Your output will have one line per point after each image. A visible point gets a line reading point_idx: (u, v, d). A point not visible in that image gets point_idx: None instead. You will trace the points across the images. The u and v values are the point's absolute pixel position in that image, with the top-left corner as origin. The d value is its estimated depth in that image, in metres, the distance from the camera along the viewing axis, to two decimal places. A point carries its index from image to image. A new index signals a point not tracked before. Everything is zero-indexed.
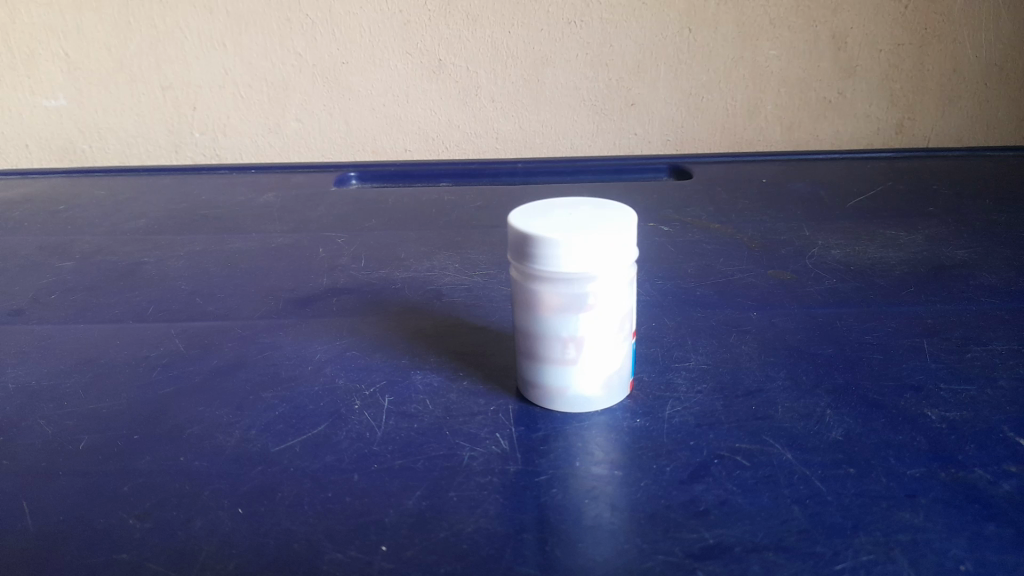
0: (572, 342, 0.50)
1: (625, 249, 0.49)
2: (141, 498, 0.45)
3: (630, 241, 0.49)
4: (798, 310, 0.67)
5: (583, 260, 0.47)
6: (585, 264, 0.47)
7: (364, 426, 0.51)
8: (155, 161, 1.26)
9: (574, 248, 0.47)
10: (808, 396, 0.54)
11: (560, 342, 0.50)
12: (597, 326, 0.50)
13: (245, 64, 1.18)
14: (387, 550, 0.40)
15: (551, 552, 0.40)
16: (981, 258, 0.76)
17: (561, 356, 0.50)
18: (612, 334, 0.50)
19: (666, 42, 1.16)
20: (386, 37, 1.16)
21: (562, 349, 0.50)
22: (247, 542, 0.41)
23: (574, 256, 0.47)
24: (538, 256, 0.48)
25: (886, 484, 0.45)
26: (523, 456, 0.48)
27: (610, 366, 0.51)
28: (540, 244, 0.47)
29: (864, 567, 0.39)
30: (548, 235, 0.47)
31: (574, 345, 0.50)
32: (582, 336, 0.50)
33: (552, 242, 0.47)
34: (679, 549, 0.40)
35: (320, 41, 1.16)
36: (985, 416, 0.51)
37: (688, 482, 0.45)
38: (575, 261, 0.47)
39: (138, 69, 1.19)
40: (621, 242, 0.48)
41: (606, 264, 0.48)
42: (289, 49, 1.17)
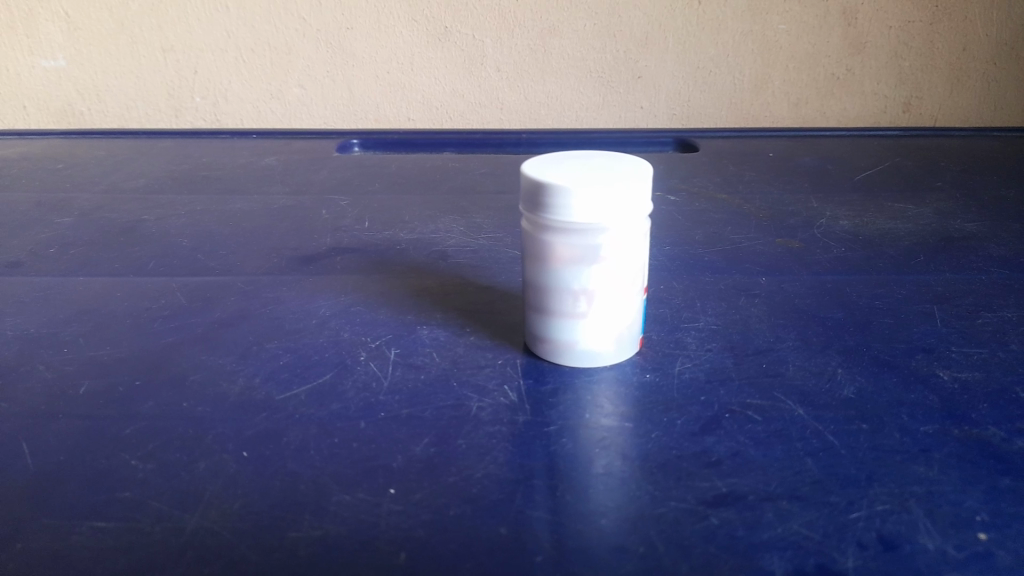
0: (582, 295, 0.49)
1: (640, 200, 0.48)
2: (144, 440, 0.44)
3: (645, 193, 0.49)
4: (807, 276, 0.66)
5: (597, 210, 0.46)
6: (598, 214, 0.46)
7: (370, 376, 0.51)
8: (154, 126, 1.25)
9: (588, 197, 0.46)
10: (819, 356, 0.53)
11: (571, 294, 0.49)
12: (609, 279, 0.49)
13: (247, 28, 1.17)
14: (395, 492, 0.40)
15: (562, 497, 0.40)
16: (991, 231, 0.75)
17: (571, 309, 0.50)
18: (624, 288, 0.50)
19: (675, 14, 1.15)
20: (392, 3, 1.14)
21: (572, 303, 0.49)
22: (253, 483, 0.41)
23: (589, 205, 0.46)
24: (550, 205, 0.47)
25: (899, 439, 0.44)
26: (532, 407, 0.47)
27: (620, 320, 0.50)
28: (554, 193, 0.46)
29: (879, 516, 0.38)
30: (561, 183, 0.46)
31: (585, 298, 0.49)
32: (592, 289, 0.49)
33: (566, 190, 0.46)
34: (692, 497, 0.40)
35: (324, 6, 1.15)
36: (997, 377, 0.50)
37: (700, 434, 0.45)
38: (589, 210, 0.46)
39: (139, 31, 1.18)
40: (636, 193, 0.47)
41: (620, 215, 0.47)
42: (293, 13, 1.15)
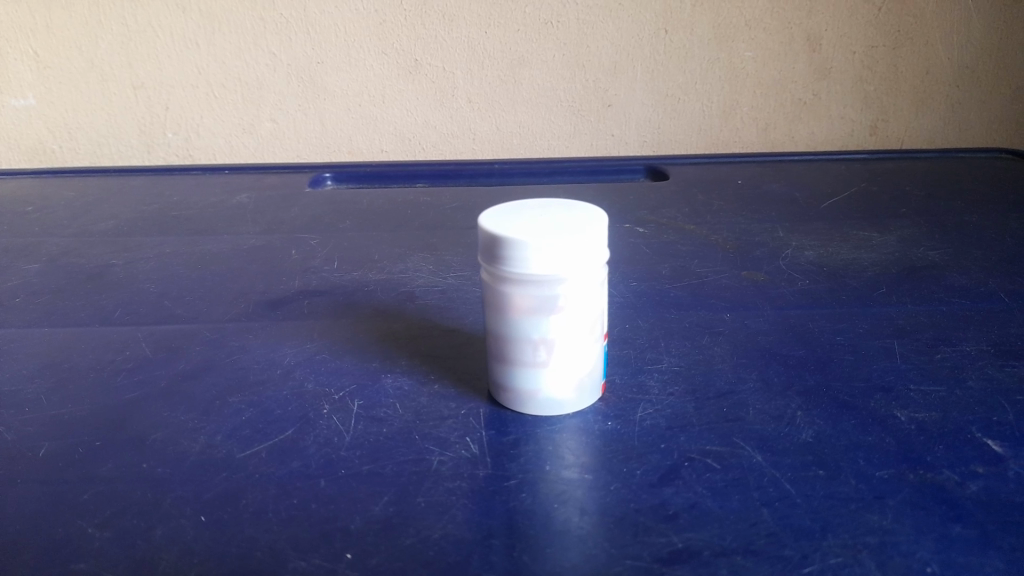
0: (542, 345, 0.49)
1: (596, 250, 0.48)
2: (101, 506, 0.44)
3: (602, 242, 0.48)
4: (771, 312, 0.67)
5: (554, 262, 0.46)
6: (555, 266, 0.46)
7: (333, 431, 0.51)
8: (127, 161, 1.25)
9: (544, 251, 0.46)
10: (779, 398, 0.54)
11: (531, 344, 0.49)
12: (569, 328, 0.49)
13: (217, 64, 1.17)
14: (353, 557, 0.40)
15: (518, 558, 0.40)
16: (953, 259, 0.76)
17: (532, 359, 0.49)
18: (584, 336, 0.49)
19: (643, 42, 1.16)
20: (362, 37, 1.15)
21: (533, 353, 0.49)
22: (210, 550, 0.41)
23: (546, 258, 0.46)
24: (506, 258, 0.47)
25: (854, 485, 0.45)
26: (493, 460, 0.47)
27: (582, 368, 0.50)
28: (510, 246, 0.46)
29: (832, 569, 0.39)
30: (516, 237, 0.46)
31: (545, 347, 0.49)
32: (552, 338, 0.49)
33: (522, 244, 0.46)
34: (648, 554, 0.40)
35: (294, 41, 1.15)
36: (953, 417, 0.51)
37: (658, 485, 0.45)
38: (545, 263, 0.46)
39: (108, 68, 1.18)
40: (593, 243, 0.47)
41: (577, 266, 0.47)
42: (263, 48, 1.16)
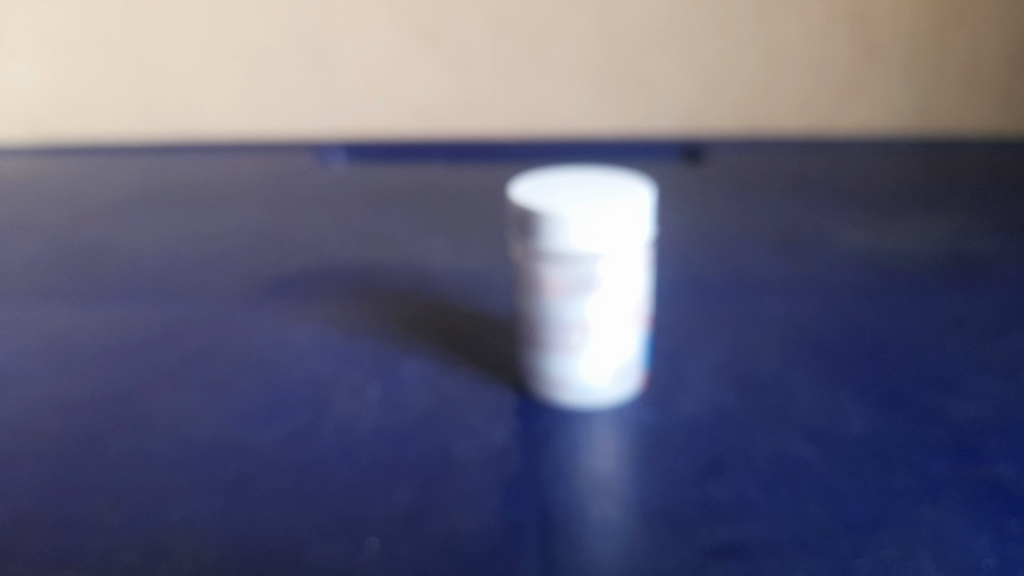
0: (577, 328, 0.46)
1: (637, 225, 0.45)
2: (115, 486, 0.42)
3: (643, 217, 0.45)
4: (809, 300, 0.65)
5: (591, 237, 0.43)
6: (592, 242, 0.43)
7: (355, 414, 0.49)
8: (123, 140, 1.18)
9: (582, 224, 0.43)
10: (821, 387, 0.51)
11: (567, 326, 0.46)
12: (606, 310, 0.46)
13: (221, 34, 1.09)
14: (379, 544, 0.38)
15: (553, 548, 0.38)
16: (1001, 250, 0.74)
17: (567, 343, 0.47)
18: (623, 319, 0.47)
19: (682, 14, 1.06)
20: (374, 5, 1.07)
21: (568, 336, 0.46)
22: (228, 533, 0.39)
23: (583, 232, 0.43)
24: (540, 233, 0.44)
25: (905, 478, 0.43)
26: (524, 447, 0.45)
27: (621, 353, 0.47)
28: (544, 221, 0.43)
29: (885, 564, 0.37)
30: (552, 210, 0.43)
31: (580, 330, 0.46)
32: (587, 321, 0.46)
33: (558, 217, 0.43)
34: (689, 546, 0.38)
35: (302, 10, 1.07)
36: (1008, 408, 0.49)
37: (698, 475, 0.43)
38: (582, 238, 0.43)
39: (104, 38, 1.11)
40: (636, 217, 0.44)
41: (617, 242, 0.44)
42: (269, 18, 1.08)
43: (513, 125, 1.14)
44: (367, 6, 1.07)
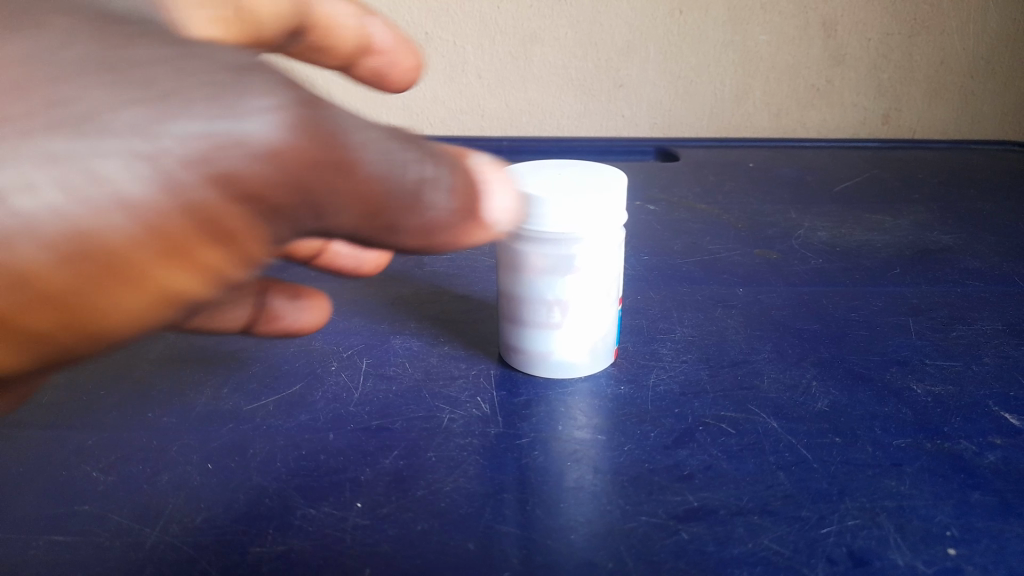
0: (557, 305, 0.49)
1: (616, 209, 0.47)
2: (106, 452, 0.43)
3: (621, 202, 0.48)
4: (784, 288, 0.67)
5: (572, 220, 0.45)
6: (573, 225, 0.45)
7: (341, 387, 0.50)
8: None
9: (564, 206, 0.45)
10: (793, 368, 0.53)
11: (547, 304, 0.49)
12: (584, 290, 0.48)
13: None
14: (362, 507, 0.39)
15: (531, 512, 0.39)
16: (966, 242, 0.77)
17: (547, 319, 0.49)
18: (600, 299, 0.49)
19: (657, 23, 1.20)
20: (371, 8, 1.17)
21: (548, 312, 0.49)
22: (216, 496, 0.40)
23: (564, 214, 0.45)
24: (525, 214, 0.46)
25: (872, 452, 0.44)
26: (505, 419, 0.47)
27: (596, 331, 0.50)
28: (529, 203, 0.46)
29: (850, 530, 0.38)
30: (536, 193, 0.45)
31: (559, 308, 0.49)
32: (566, 299, 0.48)
33: (542, 199, 0.45)
34: (662, 511, 0.39)
35: None
36: (970, 391, 0.51)
37: (673, 447, 0.44)
38: (564, 220, 0.45)
39: None
40: (615, 202, 0.47)
41: (597, 225, 0.46)
42: None
43: (500, 126, 1.26)
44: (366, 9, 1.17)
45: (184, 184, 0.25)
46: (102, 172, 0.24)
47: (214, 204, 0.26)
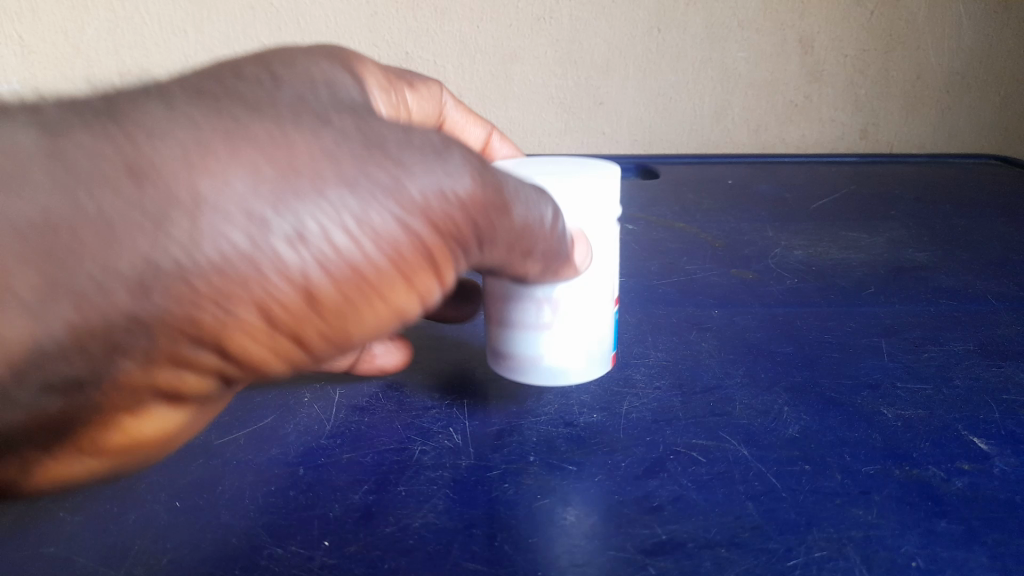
0: (548, 303, 0.49)
1: (608, 201, 0.49)
2: (73, 491, 0.43)
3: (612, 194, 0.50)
4: (760, 310, 0.67)
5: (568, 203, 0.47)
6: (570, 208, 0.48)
7: (313, 420, 0.50)
8: None
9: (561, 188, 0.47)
10: (765, 394, 0.54)
11: (536, 303, 0.49)
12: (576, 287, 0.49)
13: (205, 51, 1.21)
14: (330, 545, 0.39)
15: (499, 546, 0.39)
16: (940, 260, 0.78)
17: (538, 316, 0.49)
18: (591, 297, 0.50)
19: (636, 41, 1.22)
20: (353, 29, 1.19)
21: (537, 312, 0.49)
22: (183, 536, 0.39)
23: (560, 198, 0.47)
24: None
25: (841, 480, 0.44)
26: (476, 450, 0.47)
27: (587, 331, 0.51)
28: None
29: (816, 563, 0.38)
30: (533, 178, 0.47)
31: (550, 306, 0.49)
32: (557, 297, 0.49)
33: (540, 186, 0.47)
34: (631, 545, 0.39)
35: (282, 32, 1.20)
36: (940, 415, 0.51)
37: (643, 478, 0.44)
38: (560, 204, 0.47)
39: (93, 54, 1.22)
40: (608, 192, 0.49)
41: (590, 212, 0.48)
42: (254, 38, 1.20)
43: None
44: (345, 30, 1.19)
45: (375, 267, 0.36)
46: (321, 262, 0.34)
47: (379, 270, 0.36)
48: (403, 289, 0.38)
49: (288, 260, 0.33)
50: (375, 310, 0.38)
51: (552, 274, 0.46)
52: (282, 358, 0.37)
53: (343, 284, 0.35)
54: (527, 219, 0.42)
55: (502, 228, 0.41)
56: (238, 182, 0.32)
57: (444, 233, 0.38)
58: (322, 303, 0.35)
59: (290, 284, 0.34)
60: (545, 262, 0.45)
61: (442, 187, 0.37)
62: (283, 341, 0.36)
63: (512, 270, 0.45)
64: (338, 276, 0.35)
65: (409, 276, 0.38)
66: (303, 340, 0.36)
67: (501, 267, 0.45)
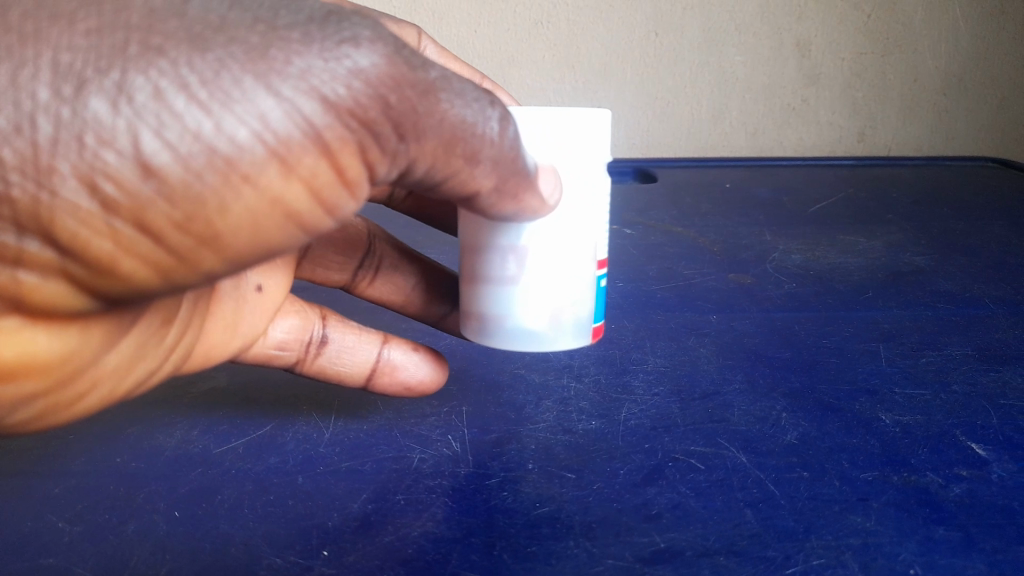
0: (513, 254, 0.45)
1: (583, 139, 0.44)
2: (72, 501, 0.43)
3: (592, 135, 0.45)
4: (757, 314, 0.67)
5: (529, 138, 0.43)
6: (531, 142, 0.43)
7: (312, 428, 0.50)
8: None
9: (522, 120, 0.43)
10: (764, 399, 0.54)
11: (501, 254, 0.45)
12: (544, 236, 0.45)
13: None
14: (328, 555, 0.39)
15: (498, 555, 0.39)
16: (937, 263, 0.78)
17: (503, 270, 0.45)
18: (565, 249, 0.45)
19: (632, 45, 1.23)
20: None
21: (503, 265, 0.45)
22: (183, 546, 0.39)
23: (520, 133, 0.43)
24: None
25: (839, 487, 0.44)
26: (475, 458, 0.47)
27: (560, 287, 0.46)
28: None
29: (815, 571, 0.38)
30: None
31: (516, 257, 0.45)
32: (523, 247, 0.45)
33: None
34: (629, 554, 0.39)
35: None
36: (938, 420, 0.51)
37: (642, 485, 0.44)
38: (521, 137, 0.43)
39: None
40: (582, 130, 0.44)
41: (559, 150, 0.44)
42: None
43: None
44: None
45: (241, 148, 0.30)
46: (162, 143, 0.28)
47: (246, 153, 0.30)
48: (283, 175, 0.31)
49: (123, 139, 0.28)
50: (245, 197, 0.31)
51: (509, 195, 0.40)
52: (146, 271, 0.31)
53: (196, 169, 0.29)
54: (465, 116, 0.35)
55: (423, 117, 0.34)
56: (55, 42, 0.28)
57: (325, 106, 0.31)
58: (173, 195, 0.29)
59: (120, 171, 0.28)
60: (496, 170, 0.38)
61: (328, 64, 0.31)
62: (136, 247, 0.30)
63: (460, 183, 0.38)
64: (185, 158, 0.29)
65: (291, 162, 0.31)
66: (160, 234, 0.30)
67: (444, 177, 0.37)
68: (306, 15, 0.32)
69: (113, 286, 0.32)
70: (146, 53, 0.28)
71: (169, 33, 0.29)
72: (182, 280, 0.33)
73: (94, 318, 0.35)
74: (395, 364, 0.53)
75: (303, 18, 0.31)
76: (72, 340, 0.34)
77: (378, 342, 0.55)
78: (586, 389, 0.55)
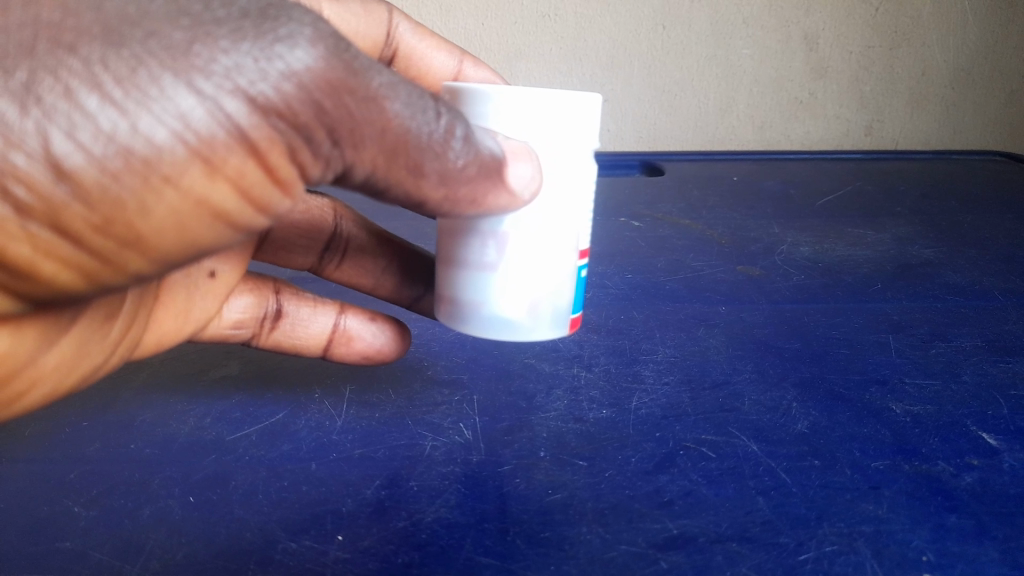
0: (494, 240, 0.45)
1: (574, 126, 0.44)
2: (88, 486, 0.43)
3: (582, 123, 0.45)
4: (766, 306, 0.67)
5: (518, 120, 0.43)
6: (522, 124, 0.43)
7: (323, 416, 0.50)
8: None
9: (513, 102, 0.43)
10: (774, 390, 0.54)
11: (481, 239, 0.45)
12: (528, 224, 0.45)
13: None
14: (343, 539, 0.39)
15: (513, 541, 0.39)
16: (946, 256, 0.78)
17: (483, 256, 0.45)
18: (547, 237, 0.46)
19: (640, 38, 1.23)
20: None
21: (483, 250, 0.45)
22: (198, 531, 0.40)
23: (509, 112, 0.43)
24: (469, 111, 0.44)
25: (850, 475, 0.44)
26: (487, 445, 0.47)
27: (539, 275, 0.46)
28: (475, 99, 0.43)
29: (828, 557, 0.38)
30: (485, 87, 0.43)
31: (497, 244, 0.45)
32: (504, 234, 0.45)
33: (489, 94, 0.43)
34: (642, 540, 0.39)
35: None
36: (949, 410, 0.51)
37: (653, 473, 0.45)
38: (510, 118, 0.43)
39: None
40: (575, 117, 0.44)
41: (550, 135, 0.44)
42: None
43: None
44: None
45: (160, 149, 0.31)
46: (74, 144, 0.30)
47: (164, 155, 0.31)
48: (205, 175, 0.33)
49: (33, 141, 0.29)
50: (165, 199, 0.32)
51: (465, 200, 0.41)
52: (67, 272, 0.33)
53: (113, 171, 0.31)
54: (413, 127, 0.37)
55: (362, 123, 0.36)
56: None
57: (249, 105, 0.32)
58: (90, 197, 0.31)
59: (33, 173, 0.29)
60: (443, 183, 0.39)
61: (260, 63, 0.32)
62: (54, 248, 0.32)
63: (405, 190, 0.39)
64: (99, 160, 0.30)
65: (214, 162, 0.33)
66: (78, 235, 0.32)
67: (388, 184, 0.39)
68: (239, 9, 0.33)
69: (34, 285, 0.33)
70: (57, 51, 0.30)
71: (82, 30, 0.30)
72: (107, 280, 0.35)
73: (27, 317, 0.37)
74: (351, 334, 0.56)
75: (236, 12, 0.33)
76: (4, 343, 0.37)
77: (334, 313, 0.58)
78: (596, 379, 0.55)
